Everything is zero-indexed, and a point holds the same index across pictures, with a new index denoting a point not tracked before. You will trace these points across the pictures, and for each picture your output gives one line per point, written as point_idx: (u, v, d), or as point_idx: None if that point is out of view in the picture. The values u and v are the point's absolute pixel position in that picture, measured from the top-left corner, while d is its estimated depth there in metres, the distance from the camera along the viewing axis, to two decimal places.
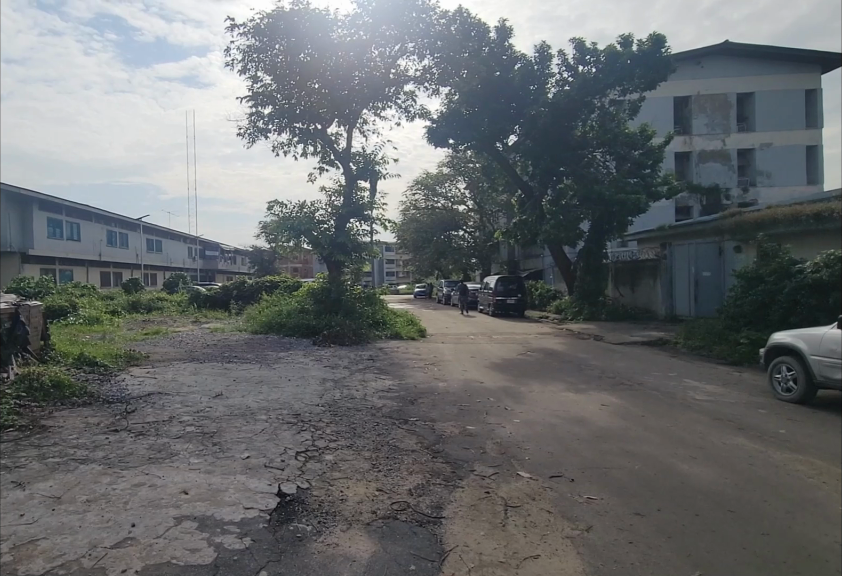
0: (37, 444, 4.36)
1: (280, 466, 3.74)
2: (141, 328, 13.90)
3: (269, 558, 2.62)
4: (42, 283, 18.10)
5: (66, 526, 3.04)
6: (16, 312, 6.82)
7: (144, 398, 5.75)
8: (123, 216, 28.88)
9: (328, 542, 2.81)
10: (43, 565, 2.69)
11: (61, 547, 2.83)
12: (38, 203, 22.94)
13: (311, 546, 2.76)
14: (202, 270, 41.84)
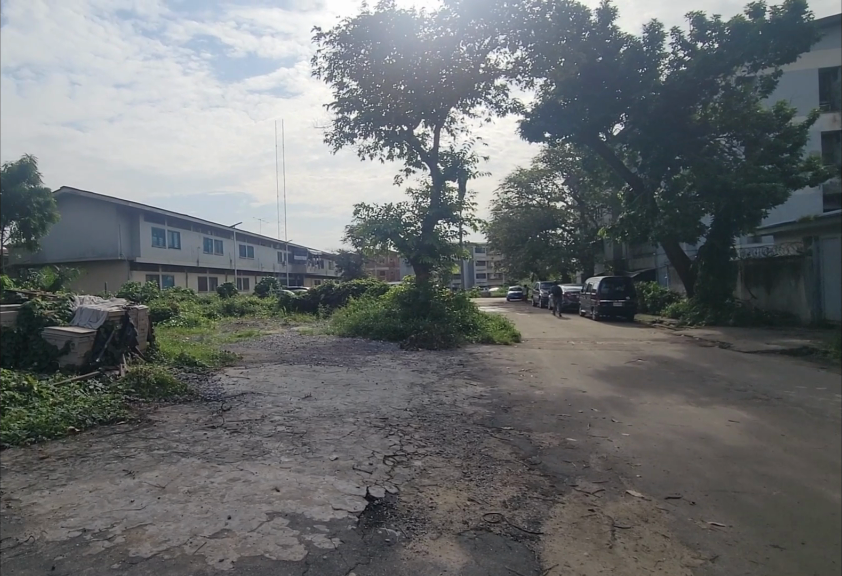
0: (145, 436, 4.74)
1: (368, 469, 3.79)
2: (234, 330, 14.81)
3: (358, 559, 2.65)
4: (148, 288, 19.81)
5: (170, 514, 3.24)
6: (127, 315, 7.42)
7: (238, 397, 6.07)
8: (219, 225, 30.98)
9: (418, 549, 2.79)
10: (151, 549, 2.89)
11: (165, 533, 3.03)
12: (144, 215, 25.20)
13: (399, 552, 2.75)
14: (291, 274, 43.91)
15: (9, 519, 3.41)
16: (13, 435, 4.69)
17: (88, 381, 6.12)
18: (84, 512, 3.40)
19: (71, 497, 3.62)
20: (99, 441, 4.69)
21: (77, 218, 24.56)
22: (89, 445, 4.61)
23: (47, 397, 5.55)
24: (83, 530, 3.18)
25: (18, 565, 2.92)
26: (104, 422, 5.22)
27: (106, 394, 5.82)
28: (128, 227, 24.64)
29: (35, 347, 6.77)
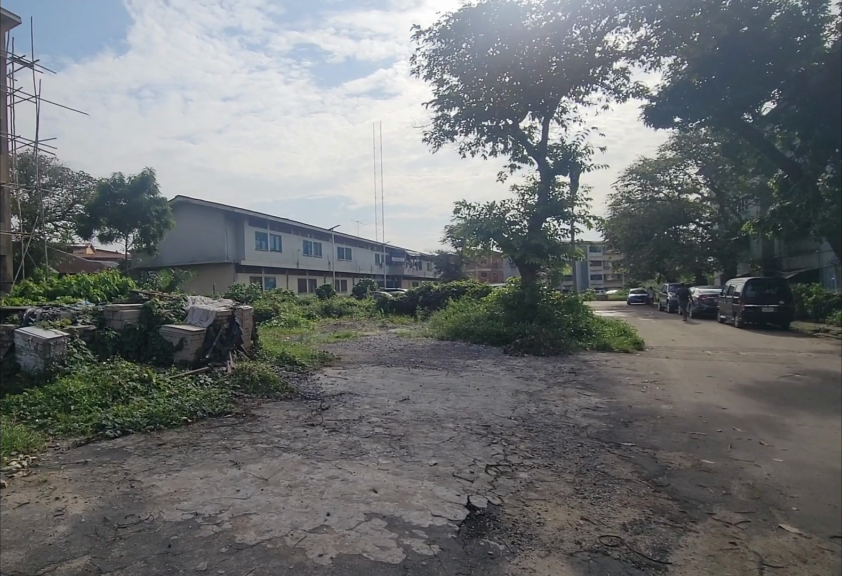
0: (250, 430, 5.03)
1: (470, 477, 3.73)
2: (332, 331, 15.43)
3: (458, 569, 2.60)
4: (252, 289, 21.26)
5: (273, 506, 3.38)
6: (232, 315, 8.00)
7: (336, 396, 6.27)
8: (318, 228, 32.38)
9: (522, 565, 2.68)
10: (255, 537, 3.03)
11: (267, 523, 3.16)
12: (249, 219, 26.90)
13: (503, 566, 2.66)
14: (388, 275, 44.91)
15: (133, 498, 3.77)
16: (136, 421, 5.25)
17: (199, 376, 6.66)
18: (196, 496, 3.66)
19: (184, 483, 3.90)
20: (209, 431, 5.05)
21: (190, 224, 26.82)
22: (200, 435, 4.97)
23: (164, 389, 6.12)
24: (195, 513, 3.42)
25: (141, 541, 3.21)
26: (214, 415, 5.62)
27: (214, 388, 6.28)
28: (235, 231, 26.51)
29: (154, 342, 7.41)
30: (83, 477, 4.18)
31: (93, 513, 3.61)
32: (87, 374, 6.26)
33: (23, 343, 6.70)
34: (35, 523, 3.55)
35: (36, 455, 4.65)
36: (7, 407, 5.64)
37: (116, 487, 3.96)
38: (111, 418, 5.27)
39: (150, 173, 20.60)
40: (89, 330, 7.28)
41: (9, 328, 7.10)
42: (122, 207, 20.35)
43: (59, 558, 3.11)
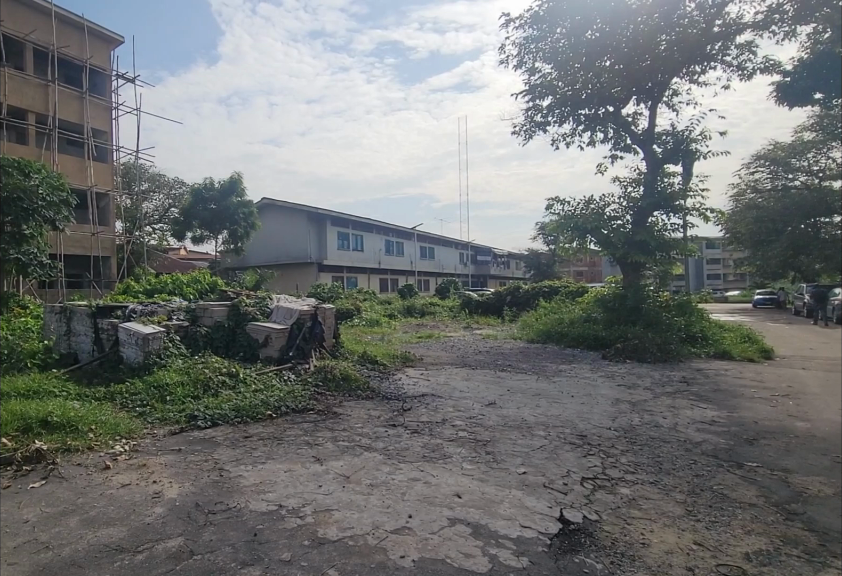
0: (332, 427, 5.16)
1: (563, 489, 3.58)
2: (414, 331, 15.58)
3: None
4: (333, 289, 21.95)
5: (354, 503, 3.42)
6: (315, 313, 8.25)
7: (418, 398, 6.30)
8: (398, 227, 32.90)
9: None
10: (337, 533, 3.07)
11: (348, 520, 3.20)
12: (331, 219, 27.82)
13: None
14: (473, 274, 44.64)
15: (222, 486, 3.95)
16: (225, 414, 5.54)
17: (283, 372, 6.97)
18: (280, 489, 3.78)
19: (269, 474, 4.05)
20: (293, 427, 5.23)
21: (275, 226, 28.24)
22: (284, 429, 5.16)
23: (250, 383, 6.43)
24: (279, 506, 3.53)
25: (229, 527, 3.37)
26: (296, 410, 5.81)
27: (297, 385, 6.53)
28: (318, 231, 27.54)
29: (242, 339, 7.90)
30: (178, 463, 4.46)
31: (187, 498, 3.83)
32: (181, 367, 6.71)
33: (126, 337, 7.29)
34: (136, 503, 3.83)
35: (137, 441, 5.04)
36: (112, 395, 6.17)
37: (207, 474, 4.18)
38: (203, 410, 5.60)
39: (237, 178, 21.84)
40: (183, 326, 7.77)
41: (115, 323, 7.76)
42: (212, 210, 21.69)
43: (156, 538, 3.35)
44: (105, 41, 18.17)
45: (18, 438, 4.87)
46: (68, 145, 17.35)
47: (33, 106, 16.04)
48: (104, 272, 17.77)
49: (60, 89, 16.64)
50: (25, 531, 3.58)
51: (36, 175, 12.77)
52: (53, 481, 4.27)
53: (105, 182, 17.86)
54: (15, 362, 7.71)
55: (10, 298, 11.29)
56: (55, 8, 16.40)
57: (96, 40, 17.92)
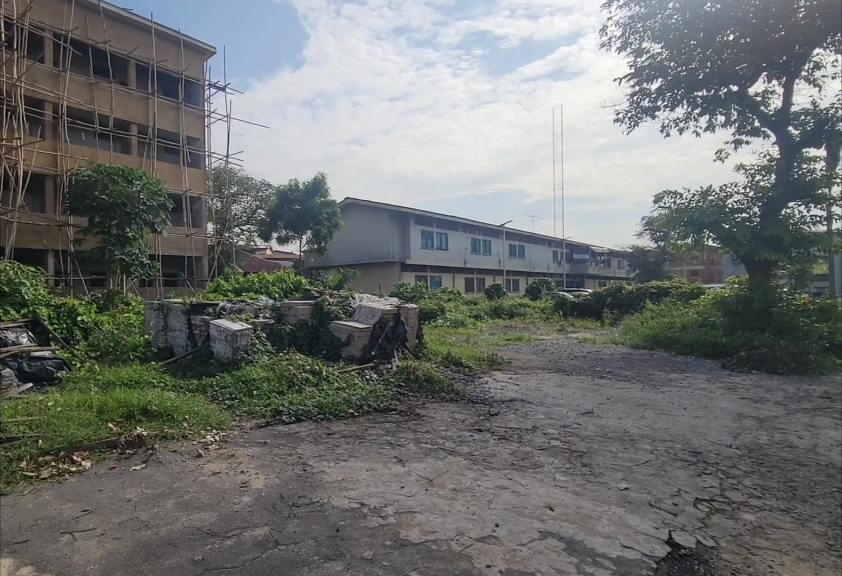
0: (415, 428, 5.17)
1: (672, 509, 3.33)
2: (501, 333, 15.35)
3: None
4: (417, 288, 22.03)
5: (438, 507, 3.38)
6: (397, 313, 8.33)
7: (506, 403, 6.16)
8: (486, 225, 32.47)
9: None
10: (420, 535, 3.03)
11: (431, 524, 3.16)
12: (414, 219, 28.05)
13: None
14: (571, 274, 42.76)
15: (304, 481, 4.05)
16: (309, 410, 5.71)
17: (365, 372, 7.07)
18: (362, 487, 3.81)
19: (351, 472, 4.10)
20: (375, 426, 5.29)
21: (359, 226, 28.97)
22: (367, 428, 5.23)
23: (333, 381, 6.60)
24: (361, 504, 3.55)
25: (312, 521, 3.43)
26: (378, 410, 5.89)
27: (379, 384, 6.61)
28: (401, 230, 27.80)
29: (324, 337, 8.13)
30: (264, 456, 4.64)
31: (272, 490, 3.96)
32: (267, 363, 7.01)
33: (216, 332, 7.72)
34: (226, 491, 4.02)
35: (226, 432, 5.30)
36: (204, 388, 6.55)
37: (291, 468, 4.31)
38: (287, 405, 5.81)
39: (320, 179, 22.59)
40: (269, 323, 8.11)
41: (206, 320, 8.26)
42: (297, 211, 22.51)
43: (244, 525, 3.48)
44: (199, 54, 19.43)
45: (122, 424, 5.29)
46: (165, 153, 18.69)
47: (136, 117, 17.45)
48: (197, 272, 18.92)
49: (158, 101, 17.99)
50: (128, 509, 3.86)
51: (139, 182, 14.07)
52: (152, 465, 4.59)
53: (198, 186, 18.93)
54: (119, 354, 8.46)
55: (116, 295, 12.55)
56: (155, 25, 17.76)
57: (192, 53, 19.21)
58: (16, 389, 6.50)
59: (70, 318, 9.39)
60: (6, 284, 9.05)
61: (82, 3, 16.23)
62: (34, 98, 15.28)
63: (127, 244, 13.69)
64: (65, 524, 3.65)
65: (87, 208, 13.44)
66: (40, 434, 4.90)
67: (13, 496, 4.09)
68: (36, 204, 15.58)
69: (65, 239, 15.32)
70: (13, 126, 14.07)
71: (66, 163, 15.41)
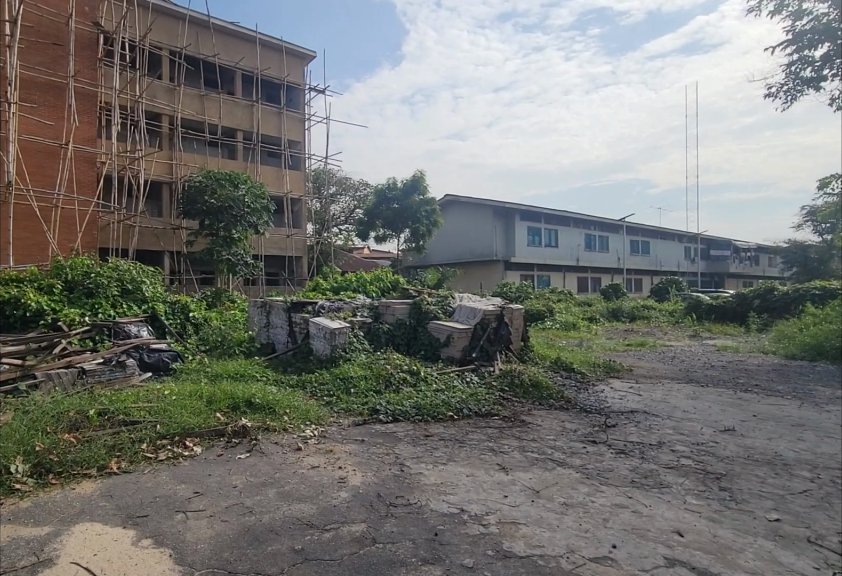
0: (520, 436, 5.02)
1: (838, 549, 2.88)
2: (620, 338, 14.37)
3: None
4: (522, 288, 21.05)
5: (545, 520, 3.21)
6: (501, 314, 8.14)
7: (625, 414, 5.76)
8: (603, 220, 29.25)
9: None
10: (525, 549, 2.91)
11: (538, 538, 3.01)
12: (520, 215, 26.02)
13: None
14: (706, 273, 36.70)
15: (402, 481, 4.03)
16: (406, 410, 5.76)
17: (465, 374, 7.01)
18: (462, 492, 3.72)
19: (450, 476, 4.03)
20: (476, 431, 5.19)
21: (460, 224, 27.55)
22: (466, 433, 5.15)
23: (431, 382, 6.60)
24: (461, 509, 3.47)
25: (410, 523, 3.39)
26: (479, 414, 5.79)
27: (481, 388, 6.52)
28: (507, 227, 25.96)
29: (422, 337, 8.16)
30: (362, 453, 4.70)
31: (369, 487, 3.99)
32: (364, 362, 7.13)
33: (315, 330, 8.02)
34: (324, 485, 4.11)
35: (325, 427, 5.46)
36: (303, 384, 6.81)
37: (388, 467, 4.32)
38: (385, 404, 5.89)
39: (420, 176, 22.62)
40: (366, 322, 8.37)
41: (306, 317, 8.58)
42: (394, 210, 22.91)
43: (341, 520, 3.52)
44: (300, 59, 20.29)
45: (228, 414, 5.60)
46: (268, 157, 19.74)
47: (241, 124, 18.60)
48: (297, 271, 19.89)
49: (262, 107, 19.01)
50: (234, 494, 4.05)
51: (243, 185, 15.01)
52: (255, 455, 4.80)
53: (298, 188, 19.77)
54: (226, 349, 9.08)
55: (223, 293, 13.56)
56: (259, 35, 18.81)
57: (293, 59, 20.08)
58: (138, 377, 7.14)
59: (183, 314, 10.17)
60: (130, 282, 9.99)
61: (195, 21, 17.61)
62: (154, 112, 16.89)
63: (233, 245, 14.67)
64: (179, 504, 3.91)
65: (199, 211, 14.52)
66: (158, 419, 5.29)
67: (136, 474, 4.47)
68: (154, 209, 17.14)
69: (179, 241, 16.72)
70: (136, 138, 15.65)
71: (180, 171, 16.85)
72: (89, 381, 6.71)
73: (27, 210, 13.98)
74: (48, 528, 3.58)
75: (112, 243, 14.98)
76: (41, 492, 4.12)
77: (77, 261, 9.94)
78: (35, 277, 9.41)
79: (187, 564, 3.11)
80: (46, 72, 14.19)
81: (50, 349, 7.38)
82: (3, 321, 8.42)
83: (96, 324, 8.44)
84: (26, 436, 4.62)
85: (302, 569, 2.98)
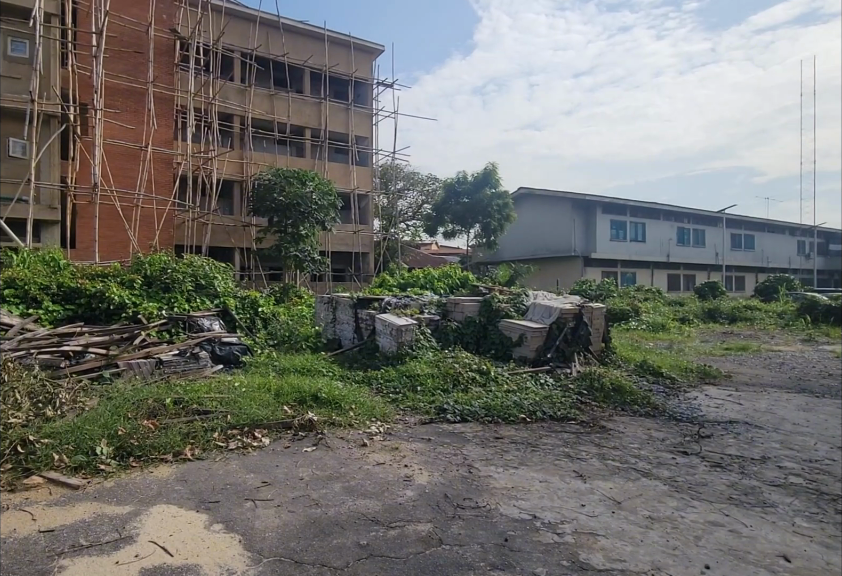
0: (599, 443, 4.83)
1: None
2: (716, 341, 13.36)
3: None
4: (602, 287, 19.76)
5: (628, 534, 3.08)
6: (579, 313, 7.91)
7: (721, 424, 5.40)
8: (699, 211, 25.29)
9: None
10: (604, 562, 2.79)
11: (619, 551, 2.89)
12: (602, 206, 22.67)
13: None
14: (823, 270, 30.38)
15: (470, 483, 3.95)
16: (475, 411, 5.69)
17: (539, 375, 6.84)
18: (534, 499, 3.61)
19: (522, 481, 3.93)
20: (550, 435, 5.05)
21: (531, 216, 24.54)
22: (540, 437, 5.02)
23: (501, 383, 6.49)
24: (533, 516, 3.36)
25: (478, 525, 3.32)
26: (555, 418, 5.62)
27: (556, 391, 6.35)
28: (587, 220, 22.77)
29: (493, 336, 8.04)
30: (428, 453, 4.66)
31: (436, 487, 3.93)
32: (432, 360, 7.12)
33: (381, 327, 8.05)
34: (390, 482, 4.09)
35: (391, 425, 5.47)
36: (369, 380, 6.89)
37: (456, 468, 4.25)
38: (452, 404, 5.85)
39: (491, 169, 22.28)
40: (434, 319, 8.33)
41: (372, 314, 8.69)
42: (465, 204, 22.45)
43: (407, 518, 3.48)
44: (368, 54, 20.46)
45: (295, 407, 5.73)
46: (335, 154, 20.11)
47: (309, 122, 19.02)
48: (363, 267, 20.18)
49: (329, 104, 19.36)
50: (301, 487, 4.11)
51: (311, 183, 15.39)
52: (321, 449, 4.87)
53: (365, 184, 20.01)
54: (294, 343, 9.36)
55: (290, 289, 13.97)
56: (328, 32, 19.17)
57: (361, 54, 20.29)
58: (210, 369, 7.44)
59: (252, 309, 10.55)
60: (203, 277, 10.50)
61: (265, 22, 18.20)
62: (226, 114, 17.64)
63: (300, 242, 15.10)
64: (248, 492, 4.01)
65: (268, 209, 14.99)
66: (229, 409, 5.47)
67: (208, 461, 4.64)
68: (226, 207, 17.91)
69: (249, 238, 17.31)
70: (209, 139, 16.40)
71: (250, 169, 17.51)
72: (167, 371, 7.07)
73: (111, 210, 15.01)
74: (129, 507, 3.77)
75: (186, 240, 15.82)
76: (123, 473, 4.36)
77: (154, 257, 10.56)
78: (119, 271, 10.08)
79: (256, 551, 3.18)
80: (129, 79, 15.17)
81: (131, 340, 7.83)
82: (90, 313, 9.07)
83: (172, 317, 8.89)
84: (110, 421, 4.93)
85: (367, 565, 2.97)
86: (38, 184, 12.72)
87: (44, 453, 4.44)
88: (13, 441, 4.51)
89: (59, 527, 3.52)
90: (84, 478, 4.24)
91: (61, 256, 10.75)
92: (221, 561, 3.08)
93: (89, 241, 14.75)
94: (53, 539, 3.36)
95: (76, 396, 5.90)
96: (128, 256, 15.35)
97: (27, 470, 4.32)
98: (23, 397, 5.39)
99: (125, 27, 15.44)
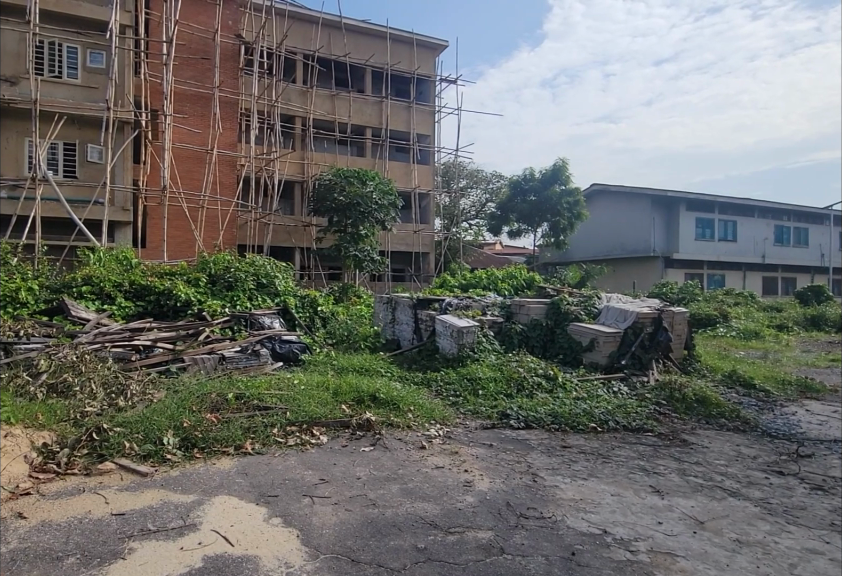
0: (681, 457, 4.58)
1: None
2: (820, 352, 12.36)
3: None
4: (685, 289, 18.94)
5: (712, 557, 2.93)
6: (658, 318, 7.49)
7: (824, 443, 5.01)
8: (803, 208, 22.99)
9: None
10: None
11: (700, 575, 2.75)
12: (685, 202, 21.51)
13: None
14: None
15: (535, 492, 3.83)
16: (540, 418, 5.52)
17: (612, 383, 6.56)
18: (605, 513, 3.46)
19: (592, 494, 3.76)
20: (623, 447, 4.83)
21: (606, 215, 23.59)
22: (612, 448, 4.81)
23: (569, 390, 6.29)
24: (604, 531, 3.22)
25: (542, 537, 3.19)
26: (628, 428, 5.38)
27: (631, 400, 6.08)
28: (668, 218, 21.59)
29: (561, 339, 7.84)
30: (488, 458, 4.56)
31: (496, 495, 3.82)
32: (493, 363, 7.01)
33: (442, 328, 8.00)
34: (450, 486, 4.01)
35: (451, 428, 5.42)
36: (429, 381, 6.85)
37: (519, 476, 4.12)
38: (516, 410, 5.72)
39: (561, 164, 21.67)
40: (497, 322, 8.22)
41: (433, 315, 8.67)
42: (531, 202, 21.93)
43: (467, 525, 3.39)
44: (431, 50, 20.42)
45: (353, 406, 5.77)
46: (397, 153, 20.22)
47: (370, 121, 19.24)
48: (423, 267, 20.21)
49: (391, 103, 19.50)
50: (358, 486, 4.11)
51: (371, 182, 15.56)
52: (379, 449, 4.87)
53: (425, 182, 20.00)
54: (353, 342, 9.51)
55: (350, 288, 14.18)
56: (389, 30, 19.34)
57: (423, 50, 20.29)
58: (270, 366, 7.60)
59: (312, 308, 10.76)
60: (265, 276, 10.79)
61: (327, 23, 18.60)
62: (288, 115, 18.13)
63: (360, 241, 15.32)
64: (306, 488, 4.04)
65: (329, 208, 15.32)
66: (288, 406, 5.56)
67: (268, 455, 4.74)
68: (287, 207, 18.43)
69: (308, 238, 17.72)
70: (271, 140, 16.93)
71: (310, 169, 17.95)
72: (228, 367, 7.29)
73: (179, 211, 15.80)
74: (193, 496, 3.89)
75: (249, 240, 16.45)
76: (187, 463, 4.51)
77: (219, 257, 10.98)
78: (186, 269, 10.60)
79: (313, 547, 3.19)
80: (196, 85, 15.92)
81: (196, 335, 8.17)
82: (158, 309, 9.53)
83: (235, 315, 9.22)
84: (176, 413, 5.12)
85: (425, 569, 2.92)
86: (113, 185, 13.53)
87: (116, 440, 4.65)
88: (89, 429, 4.77)
89: (129, 511, 3.67)
90: (152, 467, 4.42)
91: (133, 255, 11.40)
92: (279, 554, 3.11)
93: (159, 240, 15.60)
94: (123, 522, 3.51)
95: (146, 387, 6.13)
96: (193, 255, 16.16)
97: (101, 456, 4.54)
98: (99, 390, 5.78)
99: (193, 35, 16.18)
